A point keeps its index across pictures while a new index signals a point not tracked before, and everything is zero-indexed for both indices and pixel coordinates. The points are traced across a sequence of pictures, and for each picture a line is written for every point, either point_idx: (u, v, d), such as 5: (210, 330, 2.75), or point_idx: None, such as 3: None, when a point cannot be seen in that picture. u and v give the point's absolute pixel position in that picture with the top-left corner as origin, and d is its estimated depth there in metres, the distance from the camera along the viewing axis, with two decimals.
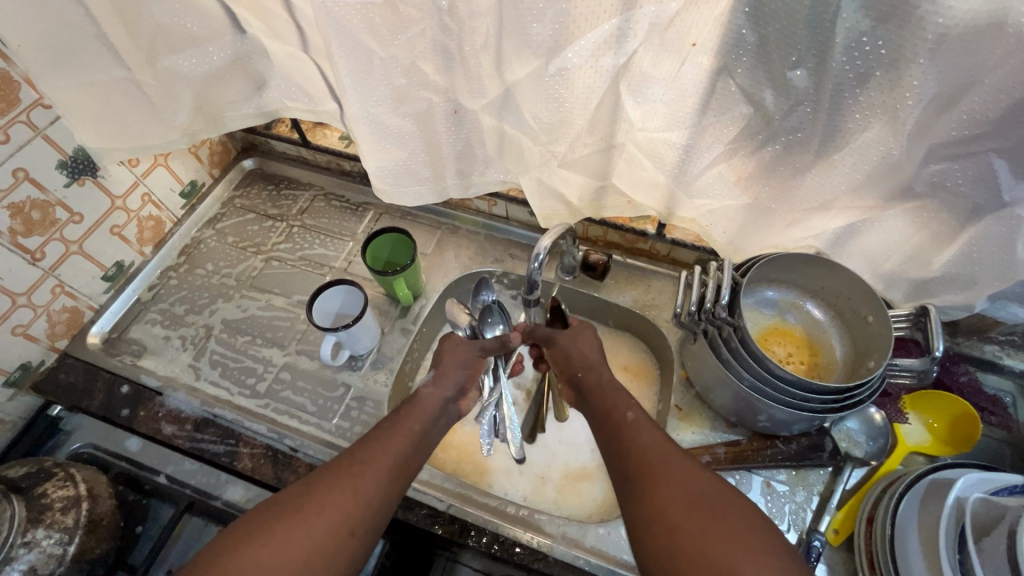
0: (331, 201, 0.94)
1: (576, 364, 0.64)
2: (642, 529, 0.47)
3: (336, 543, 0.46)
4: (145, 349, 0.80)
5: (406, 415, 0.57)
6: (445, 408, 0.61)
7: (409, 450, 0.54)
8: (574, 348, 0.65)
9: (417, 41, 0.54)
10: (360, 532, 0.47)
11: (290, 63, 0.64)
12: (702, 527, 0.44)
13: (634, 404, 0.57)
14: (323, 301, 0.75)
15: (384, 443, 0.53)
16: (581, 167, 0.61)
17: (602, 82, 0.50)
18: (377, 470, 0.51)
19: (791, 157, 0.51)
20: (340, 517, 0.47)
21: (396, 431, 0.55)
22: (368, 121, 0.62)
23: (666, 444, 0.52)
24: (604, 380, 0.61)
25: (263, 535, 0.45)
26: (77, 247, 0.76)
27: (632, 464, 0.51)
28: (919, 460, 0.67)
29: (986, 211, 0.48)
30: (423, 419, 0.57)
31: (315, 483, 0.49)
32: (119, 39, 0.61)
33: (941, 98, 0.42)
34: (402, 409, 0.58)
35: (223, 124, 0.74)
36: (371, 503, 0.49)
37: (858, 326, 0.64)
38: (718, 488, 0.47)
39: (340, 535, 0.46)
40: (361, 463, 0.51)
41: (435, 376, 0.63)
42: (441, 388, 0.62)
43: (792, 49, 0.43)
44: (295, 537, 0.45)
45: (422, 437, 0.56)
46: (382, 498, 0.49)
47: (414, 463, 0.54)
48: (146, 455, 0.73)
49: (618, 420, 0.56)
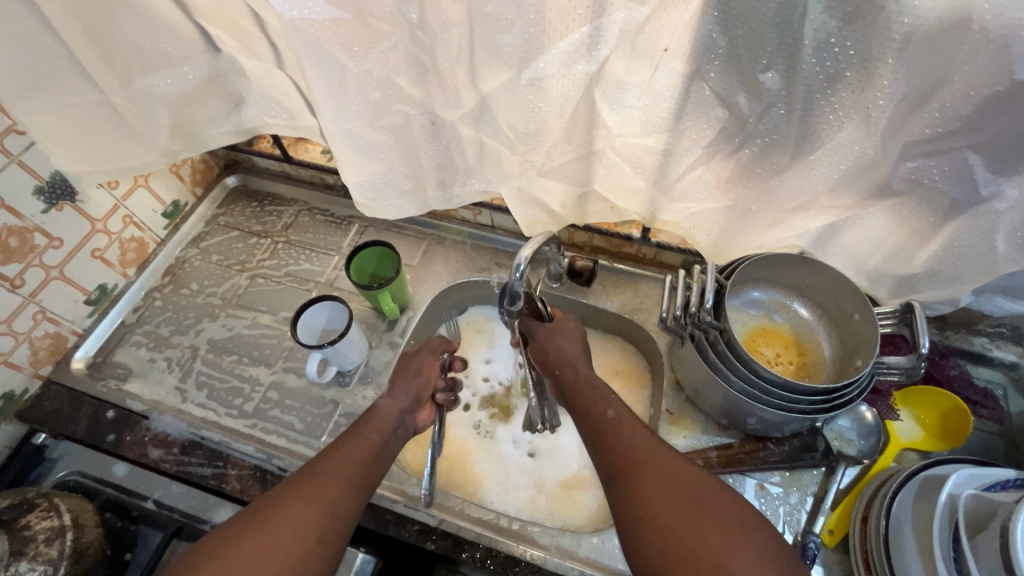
0: (315, 215, 0.93)
1: (553, 360, 0.63)
2: (632, 530, 0.46)
3: (304, 551, 0.46)
4: (130, 373, 0.79)
5: (366, 424, 0.59)
6: (403, 419, 0.62)
7: (372, 455, 0.56)
8: (552, 342, 0.64)
9: (389, 55, 0.54)
10: (327, 539, 0.47)
11: (267, 81, 0.64)
12: (685, 518, 0.44)
13: (615, 400, 0.57)
14: (309, 317, 0.74)
15: (346, 451, 0.55)
16: (561, 175, 0.61)
17: (575, 90, 0.50)
18: (340, 478, 0.52)
19: (768, 159, 0.51)
20: (305, 529, 0.47)
21: (357, 441, 0.56)
22: (345, 136, 0.62)
23: (650, 440, 0.51)
24: (581, 377, 0.61)
25: (231, 549, 0.44)
26: (58, 272, 0.75)
27: (617, 465, 0.51)
28: (911, 457, 0.67)
29: (964, 207, 0.48)
30: (382, 427, 0.59)
31: (281, 494, 0.49)
32: (91, 62, 0.60)
33: (912, 97, 0.42)
34: (362, 418, 0.60)
35: (201, 142, 0.73)
36: (335, 512, 0.49)
37: (846, 324, 0.64)
38: (695, 477, 0.47)
39: (309, 545, 0.46)
40: (324, 472, 0.51)
41: (391, 387, 0.64)
42: (397, 398, 0.63)
43: (761, 52, 0.43)
44: (261, 546, 0.45)
45: (384, 445, 0.58)
46: (346, 507, 0.50)
47: (376, 468, 0.55)
48: (133, 480, 0.71)
49: (599, 418, 0.55)
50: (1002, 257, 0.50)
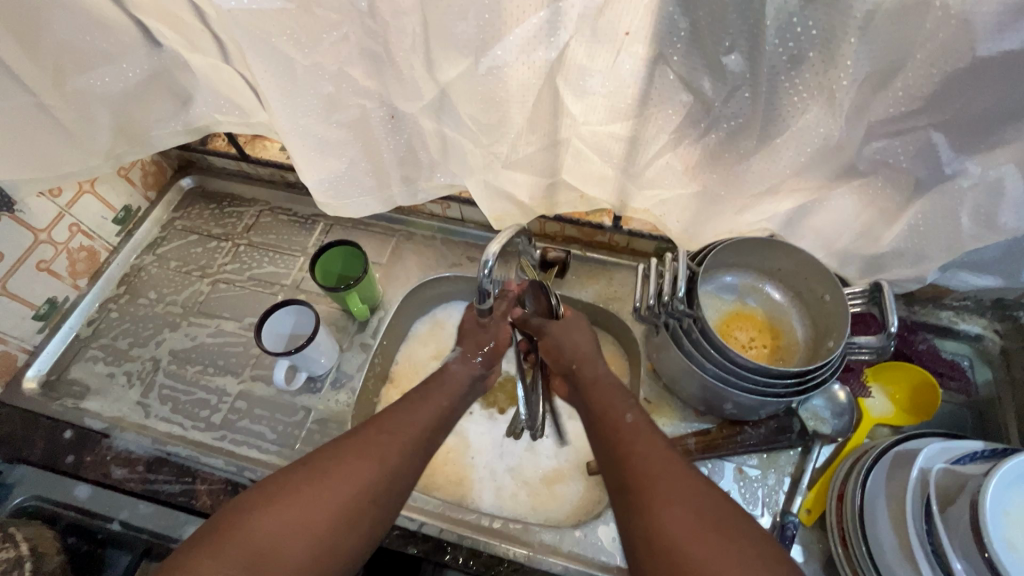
0: (277, 215, 0.90)
1: (570, 355, 0.62)
2: (642, 538, 0.45)
3: (358, 511, 0.48)
4: (88, 390, 0.75)
5: (434, 389, 0.60)
6: (472, 384, 0.63)
7: (432, 425, 0.56)
8: (568, 337, 0.64)
9: (340, 46, 0.51)
10: (382, 501, 0.49)
11: (214, 77, 0.60)
12: (703, 534, 0.44)
13: (633, 406, 0.56)
14: (274, 323, 0.72)
15: (408, 415, 0.55)
16: (528, 167, 0.59)
17: (537, 79, 0.48)
18: (404, 440, 0.53)
19: (734, 144, 0.49)
20: (365, 488, 0.48)
21: (424, 404, 0.57)
22: (300, 133, 0.59)
23: (666, 451, 0.51)
24: (598, 377, 0.60)
25: (289, 494, 0.46)
26: (0, 287, 0.70)
27: (630, 471, 0.50)
28: (884, 432, 0.68)
29: (928, 185, 0.48)
30: (451, 394, 0.60)
31: (346, 447, 0.50)
32: (17, 62, 0.56)
33: (875, 76, 0.41)
34: (432, 381, 0.60)
35: (149, 143, 0.69)
36: (396, 473, 0.50)
37: (817, 305, 0.64)
38: (719, 501, 0.46)
39: (366, 504, 0.48)
40: (388, 432, 0.52)
41: (463, 351, 0.64)
42: (468, 365, 0.63)
43: (724, 34, 0.42)
44: (318, 502, 0.46)
45: (448, 412, 0.59)
46: (404, 470, 0.51)
47: (434, 438, 0.56)
48: (96, 502, 0.68)
49: (615, 422, 0.55)
50: (968, 234, 0.50)
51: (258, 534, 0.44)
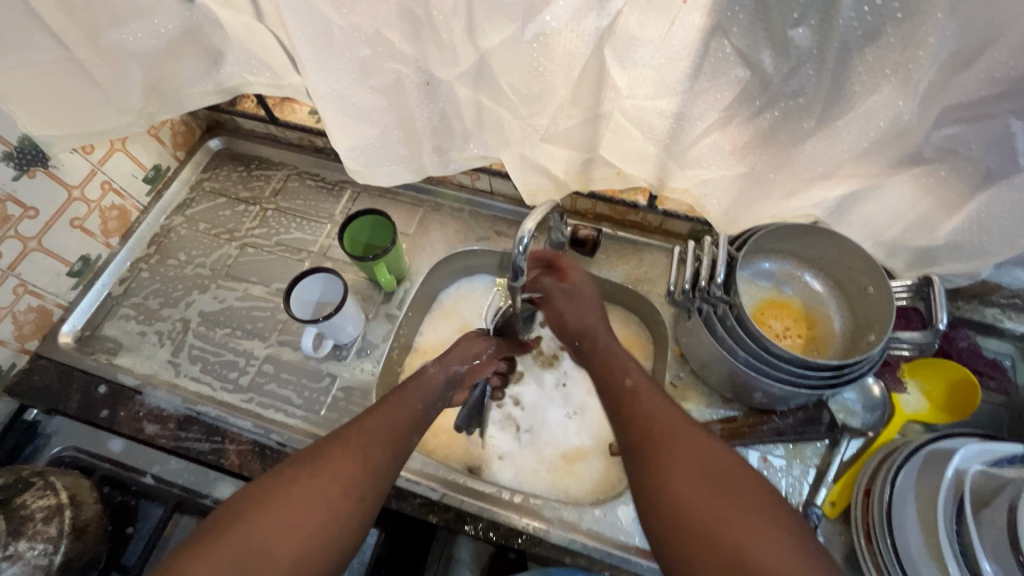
0: (305, 180, 0.89)
1: (573, 329, 0.64)
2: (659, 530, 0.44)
3: (349, 507, 0.46)
4: (121, 346, 0.77)
5: (410, 391, 0.58)
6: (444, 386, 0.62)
7: (411, 425, 0.55)
8: (567, 312, 0.65)
9: (378, 6, 0.49)
10: (370, 497, 0.48)
11: (246, 35, 0.58)
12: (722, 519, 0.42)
13: (632, 369, 0.56)
14: (302, 290, 0.72)
15: (385, 416, 0.54)
16: (566, 141, 0.57)
17: (584, 48, 0.46)
18: (382, 442, 0.51)
19: (789, 125, 0.47)
20: (350, 481, 0.47)
21: (399, 406, 0.56)
22: (334, 99, 0.57)
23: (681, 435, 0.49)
24: (599, 345, 0.61)
25: (283, 493, 0.45)
26: (36, 243, 0.71)
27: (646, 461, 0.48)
28: (916, 429, 0.66)
29: (997, 177, 0.45)
30: (423, 395, 0.58)
31: (329, 446, 0.50)
32: (50, 13, 0.55)
33: (956, 57, 0.39)
34: (406, 384, 0.59)
35: (180, 103, 0.68)
36: (378, 470, 0.49)
37: (859, 297, 0.62)
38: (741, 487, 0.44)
39: (352, 499, 0.47)
40: (367, 433, 0.51)
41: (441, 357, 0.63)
42: (443, 366, 0.62)
43: (793, 4, 0.39)
44: (309, 500, 0.45)
45: (422, 415, 0.57)
46: (385, 466, 0.50)
47: (413, 439, 0.54)
48: (130, 455, 0.71)
49: (618, 389, 0.55)
50: None
51: (245, 532, 0.43)
